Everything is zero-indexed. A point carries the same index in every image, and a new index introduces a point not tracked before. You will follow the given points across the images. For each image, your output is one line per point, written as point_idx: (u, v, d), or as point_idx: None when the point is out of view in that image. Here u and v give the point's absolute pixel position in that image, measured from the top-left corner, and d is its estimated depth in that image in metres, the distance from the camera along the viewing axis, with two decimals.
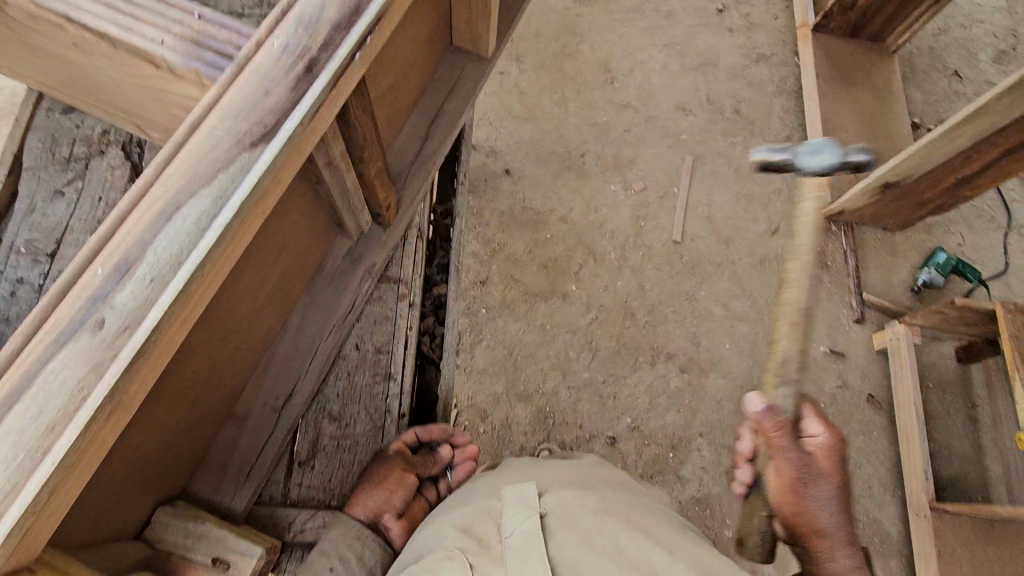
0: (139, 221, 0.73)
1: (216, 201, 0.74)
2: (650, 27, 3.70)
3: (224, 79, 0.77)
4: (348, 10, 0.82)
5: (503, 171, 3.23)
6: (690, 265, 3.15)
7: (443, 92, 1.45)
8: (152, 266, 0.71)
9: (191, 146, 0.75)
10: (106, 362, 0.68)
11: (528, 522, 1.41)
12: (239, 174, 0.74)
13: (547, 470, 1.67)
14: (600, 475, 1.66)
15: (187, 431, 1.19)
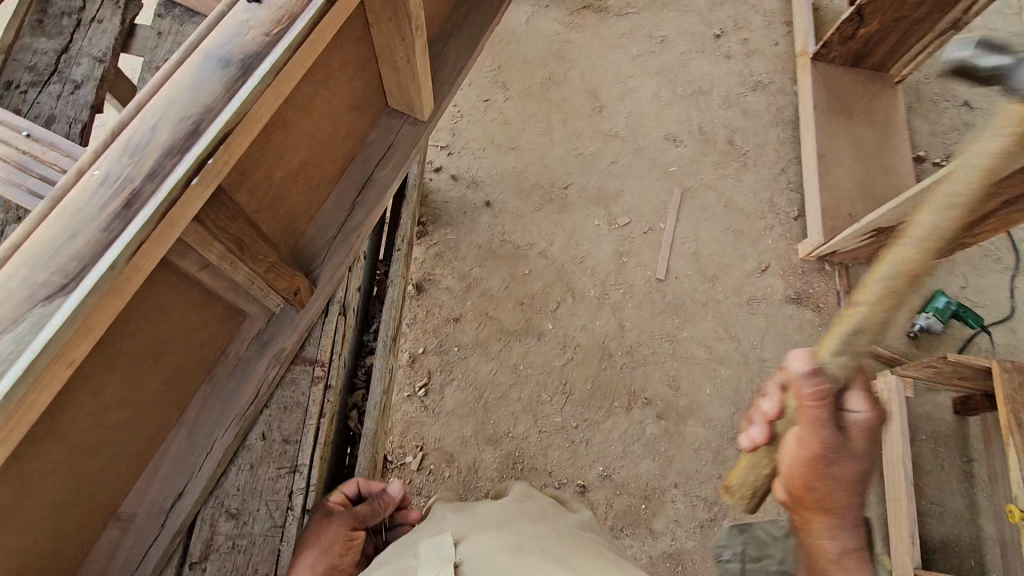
0: None
1: (6, 356, 0.63)
2: (643, 54, 3.60)
3: (32, 221, 0.68)
4: (182, 134, 0.74)
5: (483, 202, 3.16)
6: (673, 304, 3.04)
7: (374, 159, 1.43)
8: None
9: None
10: None
11: (441, 575, 1.04)
12: (35, 326, 0.64)
13: (471, 507, 1.32)
14: (536, 510, 1.31)
15: (47, 545, 0.94)
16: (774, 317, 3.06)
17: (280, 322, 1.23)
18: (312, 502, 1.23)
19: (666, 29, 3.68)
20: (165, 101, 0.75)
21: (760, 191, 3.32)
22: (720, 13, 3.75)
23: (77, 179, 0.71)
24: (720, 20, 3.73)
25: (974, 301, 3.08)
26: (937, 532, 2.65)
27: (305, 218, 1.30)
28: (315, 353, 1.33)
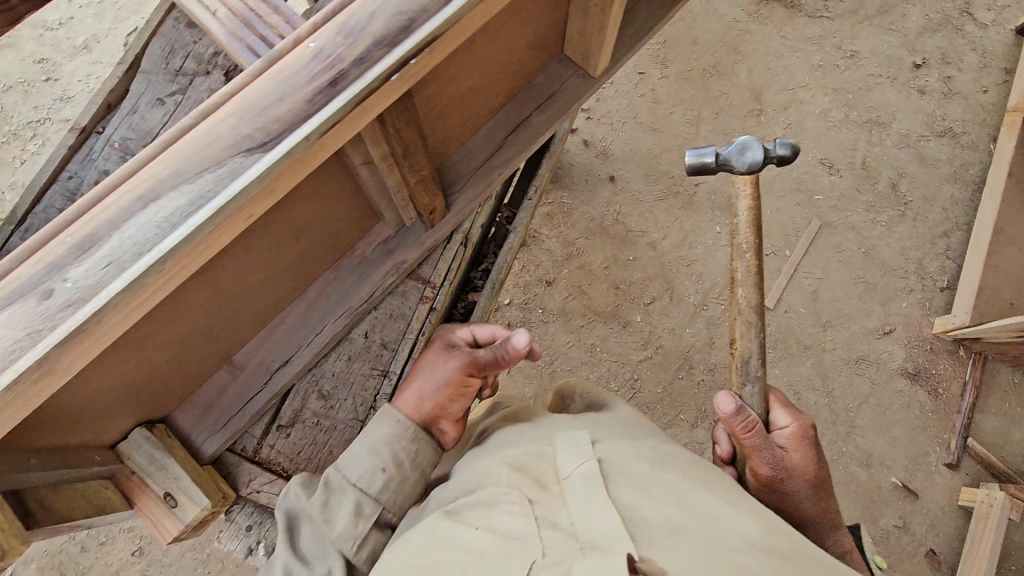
0: (114, 200, 0.63)
1: (196, 199, 0.63)
2: (825, 65, 3.27)
3: (243, 79, 0.68)
4: (398, 26, 0.70)
5: (608, 176, 3.05)
6: (774, 337, 2.83)
7: (535, 102, 1.35)
8: (114, 250, 0.61)
9: (190, 136, 0.65)
10: (39, 334, 0.59)
11: (586, 468, 0.96)
12: (227, 178, 0.64)
13: (603, 413, 1.20)
14: (661, 435, 1.17)
15: (174, 369, 1.05)
16: (883, 386, 2.78)
17: (409, 235, 1.26)
18: None
19: (860, 44, 3.31)
20: None
21: (909, 249, 2.98)
22: (929, 41, 3.30)
23: (293, 46, 0.69)
24: (926, 48, 3.29)
25: None
26: None
27: (455, 143, 1.28)
28: (429, 274, 1.33)
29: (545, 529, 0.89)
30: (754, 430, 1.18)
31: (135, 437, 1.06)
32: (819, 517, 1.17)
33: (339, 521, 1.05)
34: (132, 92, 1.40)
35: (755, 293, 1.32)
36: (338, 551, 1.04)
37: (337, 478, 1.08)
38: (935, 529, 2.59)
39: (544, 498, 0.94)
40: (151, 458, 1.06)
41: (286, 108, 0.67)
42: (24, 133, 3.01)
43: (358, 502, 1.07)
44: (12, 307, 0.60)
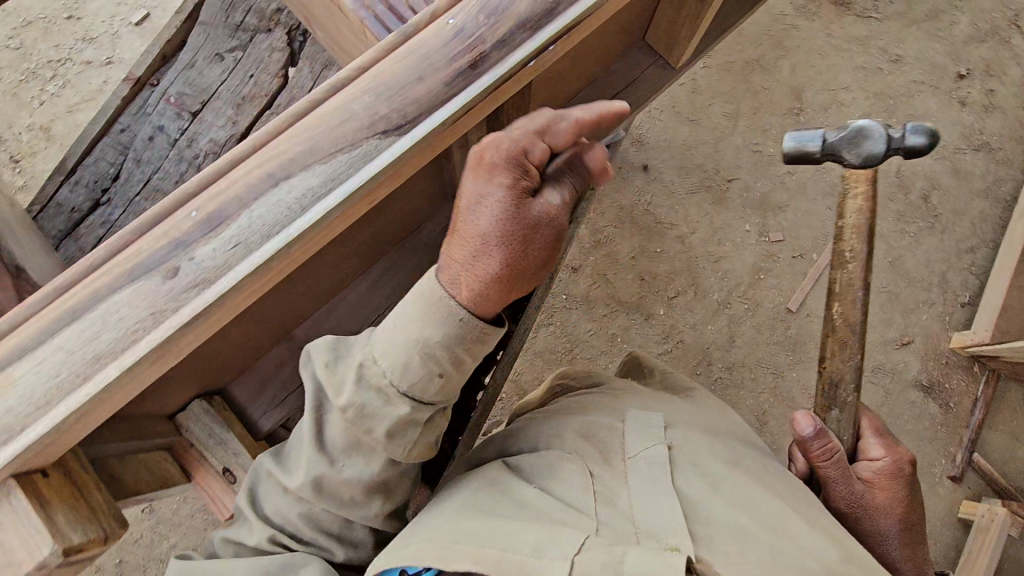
0: (247, 179, 0.68)
1: (328, 182, 0.68)
2: (869, 67, 3.15)
3: (380, 57, 0.74)
4: (540, 11, 0.75)
5: (641, 166, 3.00)
6: (793, 340, 2.80)
7: (613, 89, 1.31)
8: (242, 229, 0.66)
9: (324, 114, 0.70)
10: (173, 308, 0.64)
11: (654, 453, 1.08)
12: (361, 161, 0.69)
13: (679, 400, 1.30)
14: (739, 430, 1.28)
15: (238, 343, 1.02)
16: (896, 397, 2.76)
17: None
18: None
19: (908, 46, 3.18)
20: None
21: (935, 261, 2.93)
22: (976, 50, 3.17)
23: (429, 24, 0.75)
24: (972, 57, 3.17)
25: None
26: None
27: None
28: None
29: (602, 504, 1.01)
30: (836, 458, 1.24)
31: (193, 409, 1.04)
32: (899, 559, 1.23)
33: (379, 426, 0.94)
34: (191, 46, 1.38)
35: (855, 311, 1.23)
36: (374, 450, 0.96)
37: (375, 374, 0.92)
38: (934, 539, 2.62)
39: (608, 471, 1.07)
40: (211, 432, 1.05)
41: (409, 103, 0.72)
42: (44, 72, 2.91)
43: (405, 409, 0.94)
44: (137, 283, 0.65)
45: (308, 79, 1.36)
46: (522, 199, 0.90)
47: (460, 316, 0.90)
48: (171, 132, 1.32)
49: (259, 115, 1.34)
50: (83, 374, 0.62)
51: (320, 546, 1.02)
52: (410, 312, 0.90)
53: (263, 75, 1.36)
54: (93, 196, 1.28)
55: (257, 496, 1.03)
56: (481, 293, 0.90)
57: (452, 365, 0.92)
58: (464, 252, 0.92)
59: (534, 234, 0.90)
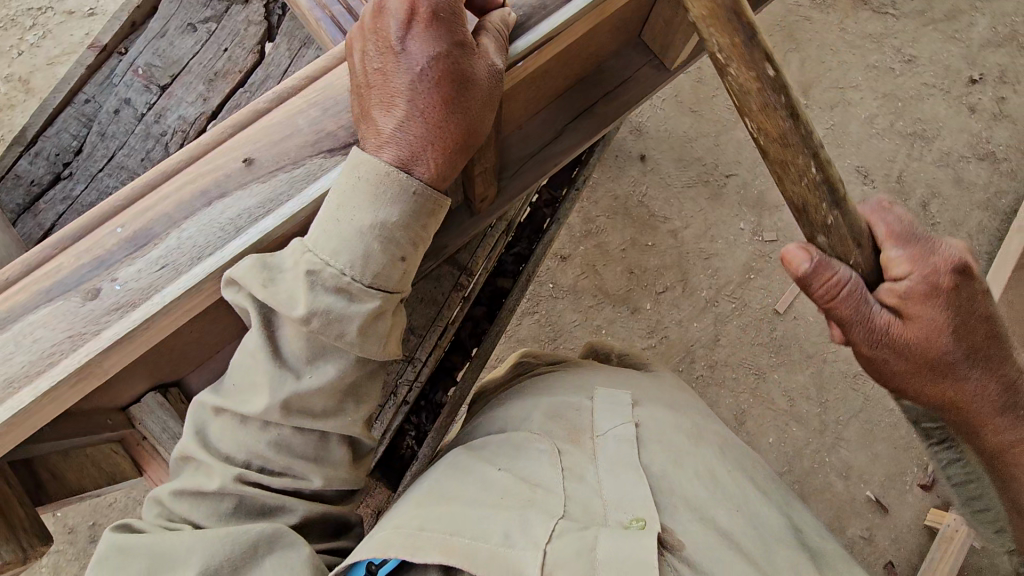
0: (180, 198, 0.85)
1: (264, 204, 0.85)
2: (881, 66, 3.06)
3: (299, 88, 0.91)
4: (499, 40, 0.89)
5: (638, 155, 2.93)
6: (777, 342, 2.79)
7: (603, 89, 1.26)
8: (171, 247, 0.82)
9: (251, 136, 0.88)
10: (116, 317, 0.79)
11: (623, 431, 1.06)
12: (300, 184, 0.86)
13: (639, 374, 1.29)
14: (699, 407, 1.24)
15: (195, 339, 0.99)
16: (873, 404, 2.74)
17: (452, 224, 1.16)
18: (413, 396, 1.26)
19: (922, 47, 3.08)
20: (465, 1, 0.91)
21: None
22: (990, 56, 3.06)
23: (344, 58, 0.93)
24: (987, 62, 3.06)
25: None
26: None
27: (514, 123, 1.19)
28: (466, 261, 1.28)
29: (571, 482, 0.98)
30: (846, 297, 0.99)
31: (146, 402, 1.02)
32: (964, 376, 1.05)
33: (352, 328, 0.86)
34: (162, 15, 1.41)
35: (777, 120, 0.93)
36: (346, 351, 0.89)
37: (331, 275, 0.83)
38: (898, 544, 2.61)
39: (576, 450, 1.04)
40: (164, 427, 1.01)
41: (330, 130, 0.89)
42: (25, 20, 2.79)
43: (373, 304, 0.86)
44: (60, 300, 0.80)
45: (285, 57, 1.39)
46: (468, 52, 0.83)
47: (413, 188, 0.85)
48: (138, 105, 1.36)
49: (231, 92, 1.38)
50: (31, 371, 0.77)
51: (295, 475, 0.94)
52: (357, 199, 0.83)
53: (238, 50, 1.40)
54: (53, 169, 1.33)
55: (210, 437, 0.93)
56: (443, 162, 0.86)
57: (414, 247, 0.87)
58: (415, 120, 0.84)
59: (457, 97, 0.84)
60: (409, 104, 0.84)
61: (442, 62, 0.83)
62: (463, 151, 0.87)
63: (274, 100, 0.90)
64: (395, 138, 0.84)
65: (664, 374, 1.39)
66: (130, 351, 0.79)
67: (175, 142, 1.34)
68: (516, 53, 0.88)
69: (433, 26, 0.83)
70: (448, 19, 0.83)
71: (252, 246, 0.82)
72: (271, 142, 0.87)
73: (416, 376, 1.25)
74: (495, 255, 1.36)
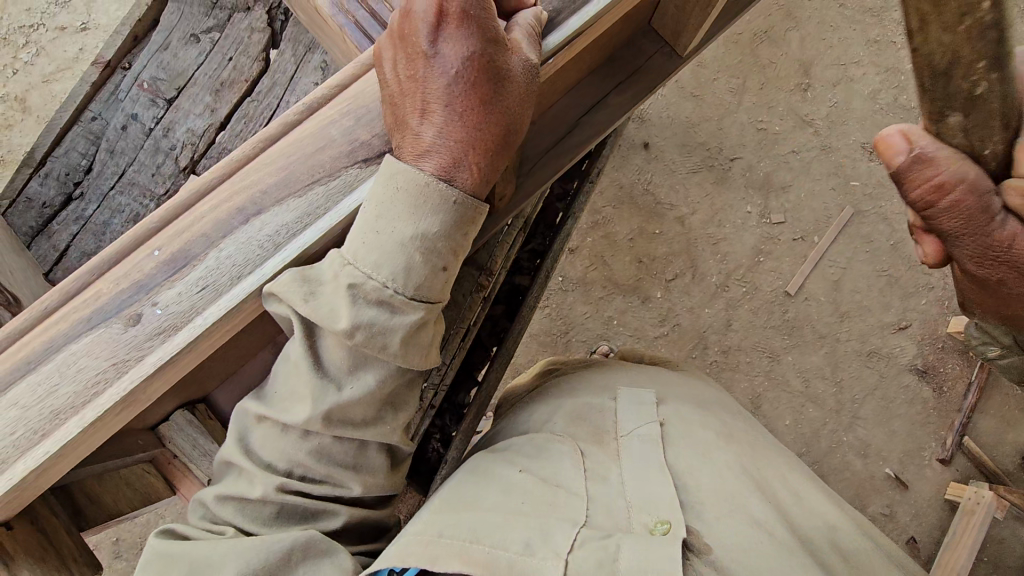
0: (214, 217, 0.83)
1: (300, 218, 0.83)
2: (882, 41, 3.02)
3: (329, 98, 0.89)
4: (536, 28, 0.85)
5: (641, 143, 2.91)
6: (790, 324, 2.78)
7: (615, 80, 1.25)
8: (209, 269, 0.81)
9: (284, 150, 0.86)
10: (158, 342, 0.78)
11: (648, 430, 1.05)
12: (337, 197, 0.84)
13: (665, 371, 1.28)
14: (726, 404, 1.23)
15: (223, 356, 0.98)
16: (888, 381, 2.73)
17: None
18: (438, 400, 1.26)
19: None
20: None
21: None
22: None
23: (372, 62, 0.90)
24: None
25: None
26: None
27: (528, 120, 1.18)
28: (485, 261, 1.27)
29: (595, 485, 0.97)
30: (955, 198, 0.88)
31: (175, 420, 1.01)
32: None
33: (394, 339, 0.86)
34: (165, 26, 1.39)
35: None
36: (387, 361, 0.88)
37: (372, 287, 0.83)
38: (919, 519, 2.61)
39: (601, 452, 1.03)
40: (195, 445, 1.01)
41: (363, 139, 0.87)
42: (17, 38, 2.77)
43: (415, 316, 0.86)
44: (100, 327, 0.79)
45: (290, 64, 1.38)
46: (502, 47, 0.81)
47: (453, 197, 0.83)
48: (146, 120, 1.35)
49: (238, 102, 1.37)
50: (76, 403, 0.76)
51: (334, 483, 0.93)
52: (396, 211, 0.81)
53: (243, 59, 1.39)
54: (64, 190, 1.33)
55: (252, 445, 0.93)
56: (485, 163, 0.85)
57: (453, 256, 0.87)
58: (454, 123, 0.83)
59: (495, 97, 0.82)
60: (446, 108, 0.83)
61: (477, 61, 0.81)
62: (503, 149, 0.86)
63: (301, 112, 0.88)
64: (436, 144, 0.83)
65: (692, 373, 1.39)
66: (172, 376, 0.79)
67: (184, 156, 1.34)
68: (546, 50, 0.86)
69: (463, 25, 0.81)
70: (479, 15, 0.81)
71: (289, 262, 0.81)
72: (305, 155, 0.86)
73: (445, 379, 1.25)
74: (513, 253, 1.36)
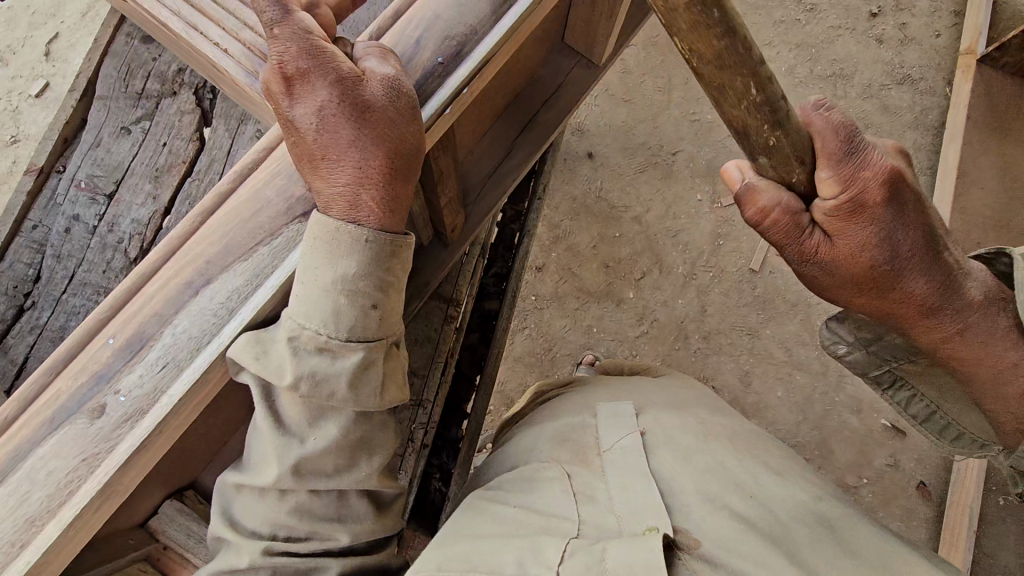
0: (165, 294, 0.83)
1: (249, 280, 0.84)
2: (787, 20, 3.21)
3: (262, 162, 0.92)
4: (451, 55, 0.87)
5: (586, 153, 3.00)
6: (761, 299, 2.85)
7: (542, 98, 1.31)
8: (166, 347, 0.80)
9: (224, 215, 0.87)
10: (127, 428, 0.77)
11: (628, 443, 1.06)
12: (283, 253, 0.86)
13: (647, 382, 1.30)
14: (713, 403, 1.24)
15: (203, 436, 0.97)
16: None
17: (428, 259, 1.19)
18: (430, 438, 1.25)
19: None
20: (422, 20, 0.89)
21: None
22: None
23: None
24: None
25: None
26: None
27: (464, 151, 1.22)
28: (450, 292, 1.30)
29: (585, 504, 0.98)
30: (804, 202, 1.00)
31: (165, 512, 0.99)
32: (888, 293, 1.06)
33: (340, 385, 0.88)
34: (94, 124, 1.41)
35: None
36: (342, 408, 0.90)
37: (311, 335, 0.85)
38: (924, 462, 2.65)
39: (585, 470, 1.03)
40: (190, 533, 1.00)
41: (298, 195, 0.90)
42: None
43: (357, 356, 0.88)
44: (66, 426, 0.78)
45: (226, 138, 1.40)
46: (353, 83, 0.81)
47: (366, 237, 0.85)
48: (89, 218, 1.35)
49: (179, 184, 1.38)
50: (53, 506, 0.74)
51: (321, 537, 0.93)
52: (314, 259, 0.83)
53: (177, 142, 1.41)
54: (14, 303, 1.31)
55: (235, 517, 0.92)
56: (384, 196, 0.86)
57: (383, 291, 0.88)
58: (337, 170, 0.84)
59: (367, 133, 0.83)
60: (325, 160, 0.84)
61: (338, 108, 0.83)
62: (396, 177, 0.86)
63: (236, 180, 0.90)
64: (328, 195, 0.85)
65: (675, 374, 1.43)
66: (145, 463, 0.77)
67: (133, 247, 1.33)
68: (459, 81, 0.87)
69: (308, 79, 0.82)
70: (322, 60, 0.81)
71: (245, 324, 0.82)
72: (245, 219, 0.87)
73: (433, 415, 1.24)
74: (475, 280, 1.38)
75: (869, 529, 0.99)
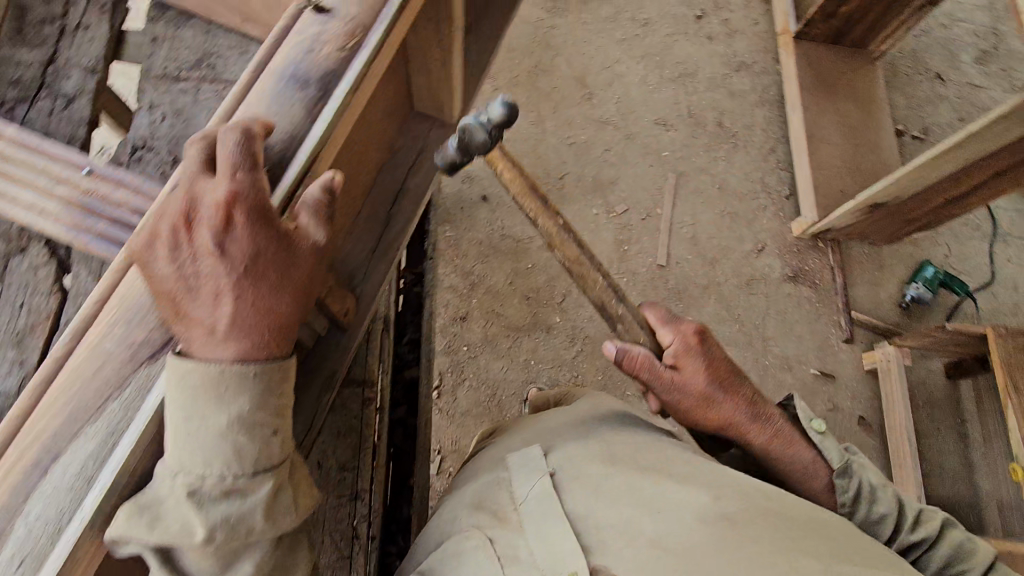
0: (19, 476, 0.81)
1: (101, 443, 0.82)
2: (628, 37, 3.59)
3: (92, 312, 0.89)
4: (280, 154, 0.90)
5: (480, 197, 3.06)
6: (675, 290, 3.08)
7: (405, 167, 1.36)
8: (23, 539, 0.78)
9: (61, 383, 0.84)
10: None
11: (538, 489, 1.18)
12: (129, 412, 0.84)
13: (557, 421, 1.44)
14: (625, 425, 1.38)
15: None
16: (774, 295, 3.14)
17: (329, 350, 1.16)
18: (375, 529, 1.26)
19: (649, 12, 3.68)
20: (246, 121, 0.91)
21: (750, 172, 3.40)
22: None
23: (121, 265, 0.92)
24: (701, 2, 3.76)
25: (955, 268, 3.32)
26: (939, 490, 2.88)
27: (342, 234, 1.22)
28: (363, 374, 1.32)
29: (511, 564, 1.07)
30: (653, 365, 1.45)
31: None
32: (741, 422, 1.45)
33: (256, 519, 0.90)
34: None
35: None
36: (255, 543, 0.92)
37: (212, 483, 0.85)
38: (857, 398, 2.99)
39: (505, 530, 1.13)
40: None
41: (140, 339, 0.87)
42: None
43: (264, 491, 0.90)
44: None
45: (91, 282, 1.34)
46: (276, 228, 0.85)
47: (251, 371, 0.85)
48: None
49: (47, 343, 1.30)
50: None
51: None
52: (196, 406, 0.81)
53: (37, 300, 1.33)
54: None
55: None
56: (282, 336, 0.90)
57: (279, 417, 0.90)
58: (240, 306, 0.85)
59: (279, 276, 0.87)
60: (229, 292, 0.85)
61: (257, 244, 0.84)
62: (296, 319, 0.91)
63: (70, 339, 0.88)
64: (225, 330, 0.85)
65: (595, 396, 1.59)
66: None
67: None
68: (294, 177, 0.88)
69: (233, 214, 0.82)
70: (253, 199, 0.83)
71: (103, 496, 0.79)
72: (84, 381, 0.85)
73: (373, 504, 1.26)
74: (385, 361, 1.41)
75: (764, 491, 1.14)
